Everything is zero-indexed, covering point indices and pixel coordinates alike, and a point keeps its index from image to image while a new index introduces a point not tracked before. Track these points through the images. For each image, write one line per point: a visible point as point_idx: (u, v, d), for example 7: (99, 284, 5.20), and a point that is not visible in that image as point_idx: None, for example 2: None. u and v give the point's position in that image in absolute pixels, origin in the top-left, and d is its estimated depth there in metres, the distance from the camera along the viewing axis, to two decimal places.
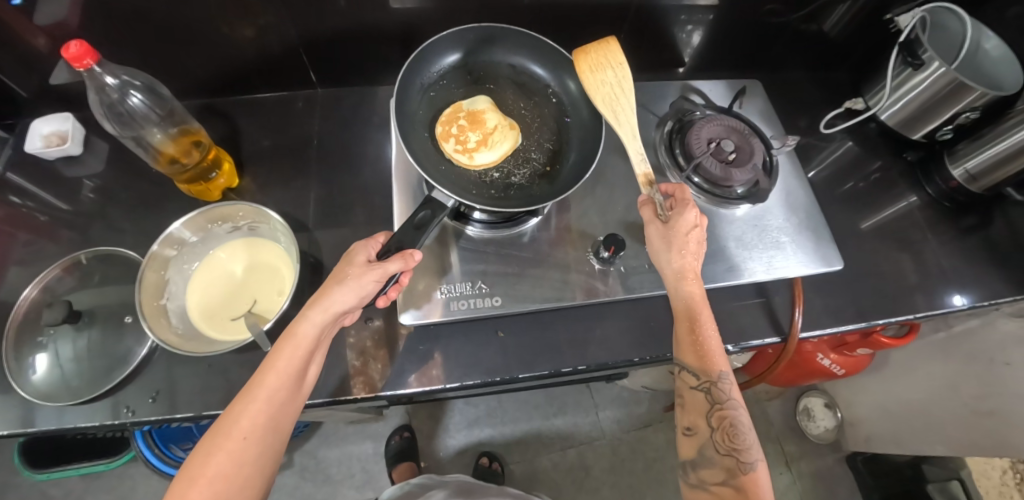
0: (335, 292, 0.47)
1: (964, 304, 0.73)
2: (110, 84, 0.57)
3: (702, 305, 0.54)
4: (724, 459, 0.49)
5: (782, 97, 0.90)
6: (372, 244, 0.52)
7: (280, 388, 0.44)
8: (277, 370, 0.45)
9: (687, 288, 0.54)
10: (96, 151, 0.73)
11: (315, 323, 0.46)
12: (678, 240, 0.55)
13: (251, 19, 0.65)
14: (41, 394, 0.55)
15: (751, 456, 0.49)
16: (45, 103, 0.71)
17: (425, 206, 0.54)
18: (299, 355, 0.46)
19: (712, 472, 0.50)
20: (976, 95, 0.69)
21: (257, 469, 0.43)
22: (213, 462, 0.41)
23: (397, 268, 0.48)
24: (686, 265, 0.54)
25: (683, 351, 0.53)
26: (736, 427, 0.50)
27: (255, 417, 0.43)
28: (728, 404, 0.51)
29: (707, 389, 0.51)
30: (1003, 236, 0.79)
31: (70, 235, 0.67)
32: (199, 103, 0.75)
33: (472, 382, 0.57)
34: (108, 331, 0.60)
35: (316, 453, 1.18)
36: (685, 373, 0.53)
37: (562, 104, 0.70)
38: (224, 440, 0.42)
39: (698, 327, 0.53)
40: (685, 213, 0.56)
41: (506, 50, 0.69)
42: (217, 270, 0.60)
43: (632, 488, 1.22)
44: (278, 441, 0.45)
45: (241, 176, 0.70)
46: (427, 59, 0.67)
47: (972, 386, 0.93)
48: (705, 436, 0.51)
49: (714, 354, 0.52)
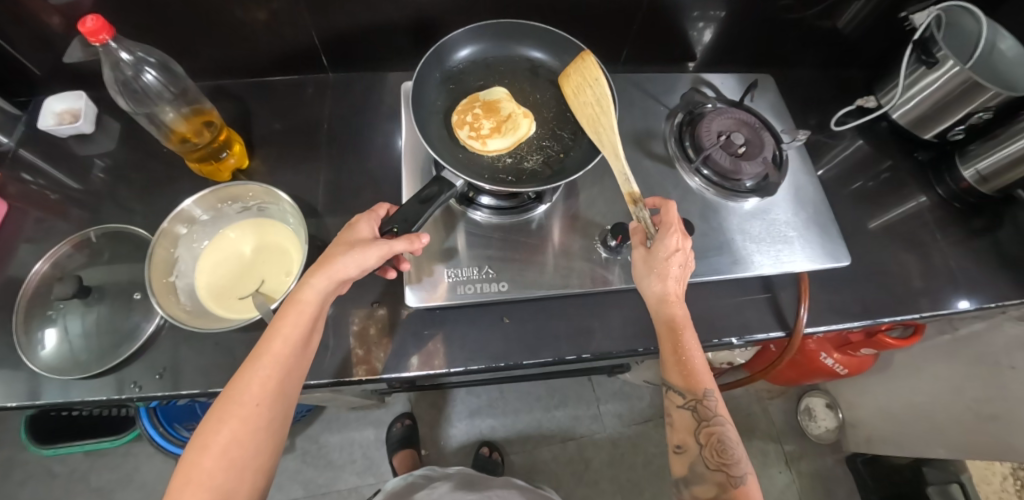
0: (342, 258, 0.48)
1: (970, 307, 0.72)
2: (125, 60, 0.56)
3: (686, 323, 0.52)
4: (715, 474, 0.49)
5: (793, 94, 0.89)
6: (375, 217, 0.53)
7: (288, 354, 0.45)
8: (284, 337, 0.45)
9: (672, 309, 0.52)
10: (108, 130, 0.73)
11: (319, 289, 0.47)
12: (659, 265, 0.52)
13: (264, 2, 0.65)
14: (50, 368, 0.56)
15: (740, 470, 0.49)
16: (59, 81, 0.72)
17: (433, 184, 0.54)
18: (302, 322, 0.46)
19: (704, 488, 0.49)
20: (989, 95, 0.68)
21: (268, 433, 0.43)
22: (227, 425, 0.41)
23: (403, 248, 0.50)
24: (668, 290, 0.53)
25: (669, 367, 0.52)
26: (724, 442, 0.50)
27: (264, 383, 0.43)
28: (715, 421, 0.50)
29: (694, 406, 0.51)
30: (1011, 239, 0.78)
31: (80, 213, 0.68)
32: (212, 86, 0.76)
33: (475, 367, 0.58)
34: (117, 307, 0.60)
35: (317, 438, 1.19)
36: (670, 392, 0.52)
37: None
38: (236, 406, 0.42)
39: (682, 348, 0.51)
40: (665, 239, 0.53)
41: (515, 48, 0.70)
42: (226, 249, 0.60)
43: (630, 483, 1.22)
44: (286, 407, 0.45)
45: (251, 157, 0.70)
46: (438, 57, 0.67)
47: (976, 390, 0.92)
48: (695, 453, 0.51)
49: (699, 372, 0.51)
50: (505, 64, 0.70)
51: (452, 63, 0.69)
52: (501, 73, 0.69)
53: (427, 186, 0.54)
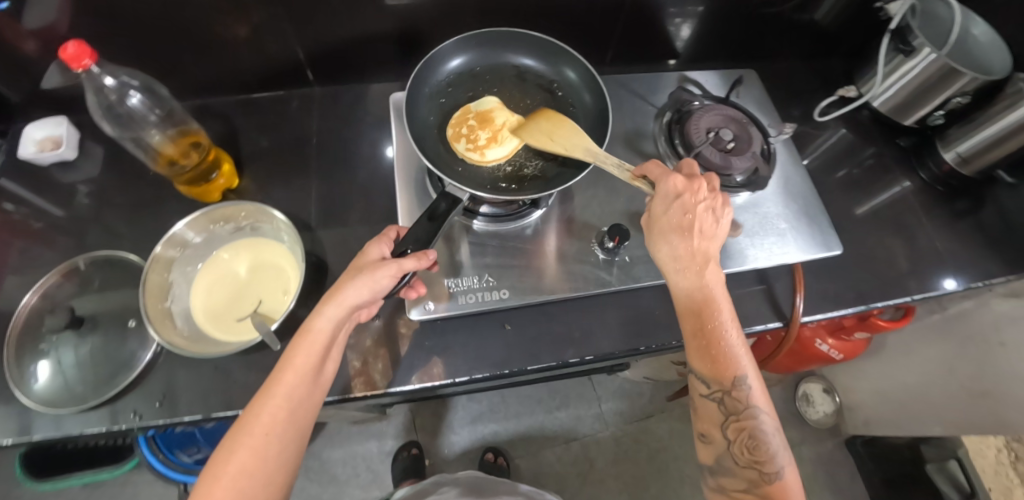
0: (349, 285, 0.47)
1: (956, 287, 0.74)
2: (108, 85, 0.56)
3: (712, 295, 0.50)
4: (745, 469, 0.49)
5: (776, 86, 0.91)
6: (386, 240, 0.52)
7: (298, 386, 0.46)
8: (295, 368, 0.46)
9: (700, 275, 0.50)
10: (91, 155, 0.72)
11: (331, 318, 0.47)
12: (669, 225, 0.51)
13: (245, 17, 0.64)
14: (44, 402, 0.54)
15: (774, 465, 0.49)
16: (38, 107, 0.71)
17: (441, 199, 0.55)
18: (314, 352, 0.46)
19: (733, 480, 0.50)
20: (966, 80, 0.70)
21: (279, 462, 0.44)
22: (235, 459, 0.42)
23: (412, 266, 0.48)
24: (688, 252, 0.50)
25: (694, 354, 0.51)
26: (756, 438, 0.49)
27: (274, 414, 0.44)
28: (746, 415, 0.49)
29: (721, 398, 0.50)
30: (994, 219, 0.80)
31: (65, 241, 0.66)
32: (197, 105, 0.75)
33: (480, 375, 0.58)
34: (111, 336, 0.59)
35: (320, 454, 1.18)
36: (696, 381, 0.51)
37: (564, 96, 0.69)
38: (247, 437, 0.43)
39: (707, 331, 0.49)
40: (665, 183, 0.51)
41: (505, 55, 0.70)
42: (221, 271, 0.59)
43: (636, 479, 1.22)
44: (297, 437, 0.46)
45: (241, 176, 0.70)
46: (429, 69, 0.67)
47: (967, 368, 0.95)
48: (722, 446, 0.51)
49: (725, 360, 0.49)
50: (491, 72, 0.69)
51: (443, 73, 0.68)
52: (492, 81, 0.69)
53: (434, 202, 0.55)
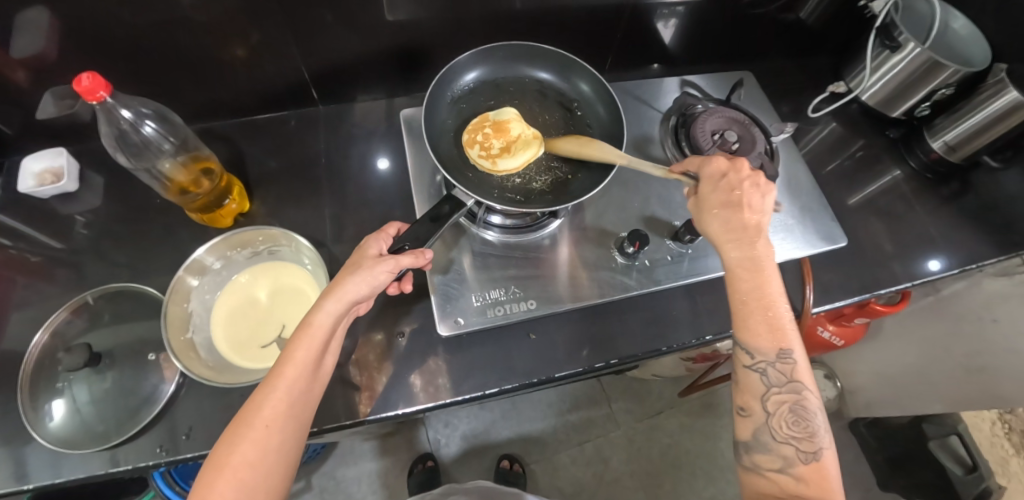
0: (349, 281, 0.46)
1: (939, 268, 0.77)
2: (124, 116, 0.54)
3: (766, 263, 0.49)
4: (781, 446, 0.45)
5: (767, 84, 0.93)
6: (383, 237, 0.51)
7: (299, 377, 0.43)
8: (295, 361, 0.43)
9: (752, 244, 0.49)
10: (92, 185, 0.70)
11: (331, 312, 0.45)
12: (721, 196, 0.51)
13: (244, 37, 0.64)
14: (64, 442, 0.53)
15: (815, 445, 0.45)
16: (33, 140, 0.69)
17: (444, 203, 0.55)
18: (315, 343, 0.44)
19: (768, 458, 0.46)
20: (949, 73, 0.74)
21: (281, 456, 0.40)
22: (238, 451, 0.39)
23: (410, 263, 0.48)
24: (741, 221, 0.50)
25: (738, 322, 0.48)
26: (797, 413, 0.46)
27: (276, 406, 0.41)
28: (789, 388, 0.46)
29: (766, 369, 0.46)
30: (982, 202, 0.83)
31: (68, 275, 0.65)
32: (197, 129, 0.74)
33: (509, 386, 0.58)
34: (130, 370, 0.58)
35: (334, 474, 1.17)
36: (738, 350, 0.48)
37: (582, 117, 0.70)
38: (247, 428, 0.40)
39: (762, 300, 0.47)
40: (710, 164, 0.53)
41: (523, 69, 0.71)
42: (242, 297, 0.59)
43: (650, 475, 1.24)
44: (300, 432, 0.42)
45: (251, 200, 0.69)
46: (447, 80, 0.67)
47: (961, 346, 0.99)
48: (760, 419, 0.46)
49: (775, 330, 0.47)
50: (513, 84, 0.70)
51: (460, 85, 0.69)
52: (512, 95, 0.70)
53: (437, 205, 0.55)
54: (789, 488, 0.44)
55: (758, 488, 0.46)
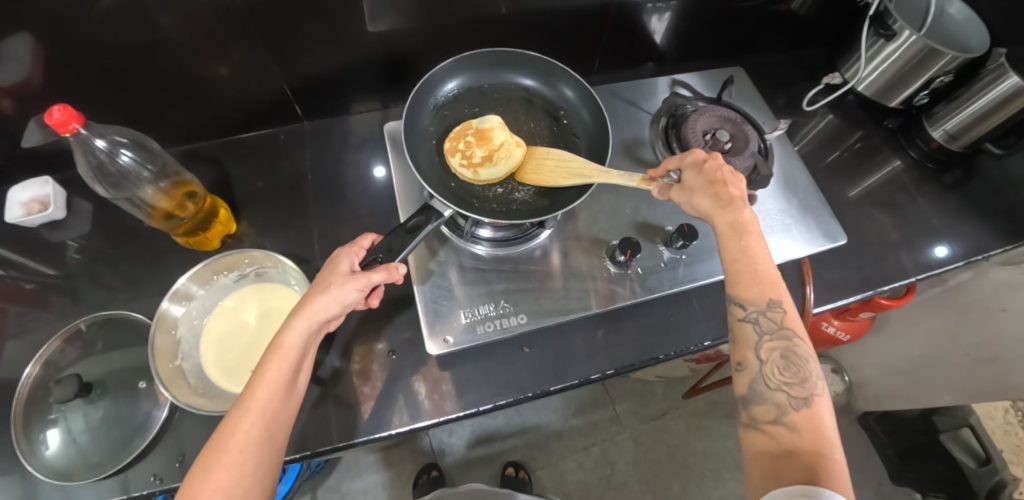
0: (319, 299, 0.45)
1: (946, 255, 0.75)
2: (98, 146, 0.54)
3: (751, 225, 0.49)
4: (774, 393, 0.43)
5: (762, 78, 0.92)
6: (355, 250, 0.50)
7: (272, 399, 0.41)
8: (266, 381, 0.42)
9: (739, 211, 0.50)
10: (79, 212, 0.70)
11: (300, 331, 0.44)
12: (707, 172, 0.52)
13: (225, 56, 0.63)
14: (58, 474, 0.52)
15: (807, 391, 0.43)
16: (20, 169, 0.68)
17: (420, 214, 0.53)
18: (287, 365, 0.43)
19: (763, 409, 0.43)
20: (947, 60, 0.72)
21: (256, 481, 0.39)
22: (211, 480, 0.37)
23: (381, 279, 0.47)
24: (731, 190, 0.51)
25: (733, 281, 0.48)
26: (789, 358, 0.44)
27: (250, 429, 0.40)
28: (781, 335, 0.45)
29: (758, 317, 0.46)
30: (986, 190, 0.82)
31: (62, 302, 0.65)
32: (183, 150, 0.73)
33: (505, 401, 0.57)
34: (122, 399, 0.58)
35: (340, 487, 1.17)
36: (731, 305, 0.48)
37: (569, 125, 0.69)
38: (222, 453, 0.38)
39: (749, 249, 0.49)
40: (687, 153, 0.54)
41: (508, 75, 0.70)
42: (230, 322, 0.58)
43: (658, 478, 1.23)
44: (275, 455, 0.41)
45: (238, 220, 0.68)
46: (427, 88, 0.66)
47: (971, 336, 0.98)
48: (755, 369, 0.45)
49: (764, 280, 0.47)
50: (499, 91, 0.69)
51: (440, 95, 0.67)
52: (500, 103, 0.69)
53: (413, 216, 0.53)
54: (783, 441, 0.41)
55: (756, 445, 0.42)
